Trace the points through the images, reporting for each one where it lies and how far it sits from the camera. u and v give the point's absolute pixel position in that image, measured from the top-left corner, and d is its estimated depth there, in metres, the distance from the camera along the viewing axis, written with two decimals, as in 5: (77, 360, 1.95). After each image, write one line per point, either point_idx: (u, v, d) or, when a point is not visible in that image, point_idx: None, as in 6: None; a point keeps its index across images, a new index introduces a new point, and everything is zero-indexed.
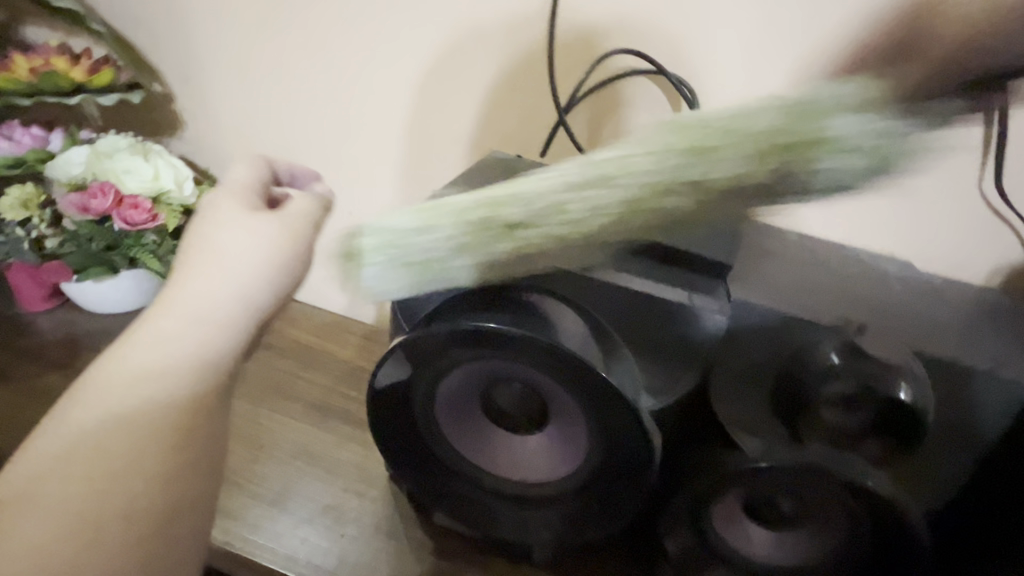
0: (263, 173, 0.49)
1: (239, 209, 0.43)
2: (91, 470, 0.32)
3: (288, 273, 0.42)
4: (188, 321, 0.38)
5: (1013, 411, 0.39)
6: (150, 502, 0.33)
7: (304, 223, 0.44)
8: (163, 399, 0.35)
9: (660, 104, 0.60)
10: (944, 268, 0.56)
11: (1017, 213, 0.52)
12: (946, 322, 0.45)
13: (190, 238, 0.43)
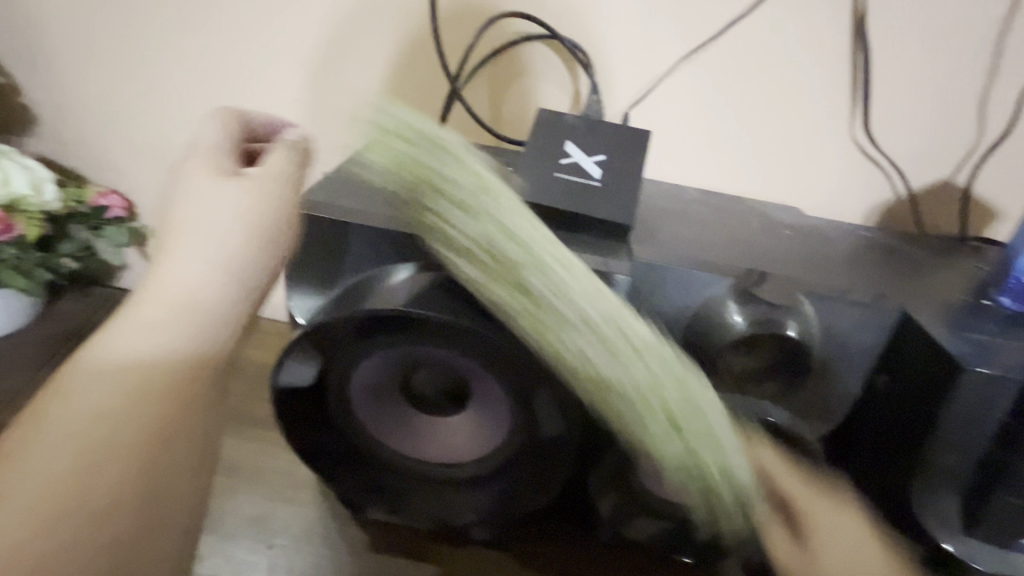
0: (229, 127, 0.45)
1: (205, 176, 0.40)
2: (65, 461, 0.28)
3: (278, 245, 0.40)
4: (175, 304, 0.34)
5: (882, 341, 0.41)
6: (134, 499, 0.29)
7: (276, 184, 0.41)
8: (163, 374, 0.32)
9: (559, 70, 0.58)
10: (826, 211, 0.60)
11: (885, 155, 0.56)
12: (827, 261, 0.48)
13: (162, 213, 0.40)
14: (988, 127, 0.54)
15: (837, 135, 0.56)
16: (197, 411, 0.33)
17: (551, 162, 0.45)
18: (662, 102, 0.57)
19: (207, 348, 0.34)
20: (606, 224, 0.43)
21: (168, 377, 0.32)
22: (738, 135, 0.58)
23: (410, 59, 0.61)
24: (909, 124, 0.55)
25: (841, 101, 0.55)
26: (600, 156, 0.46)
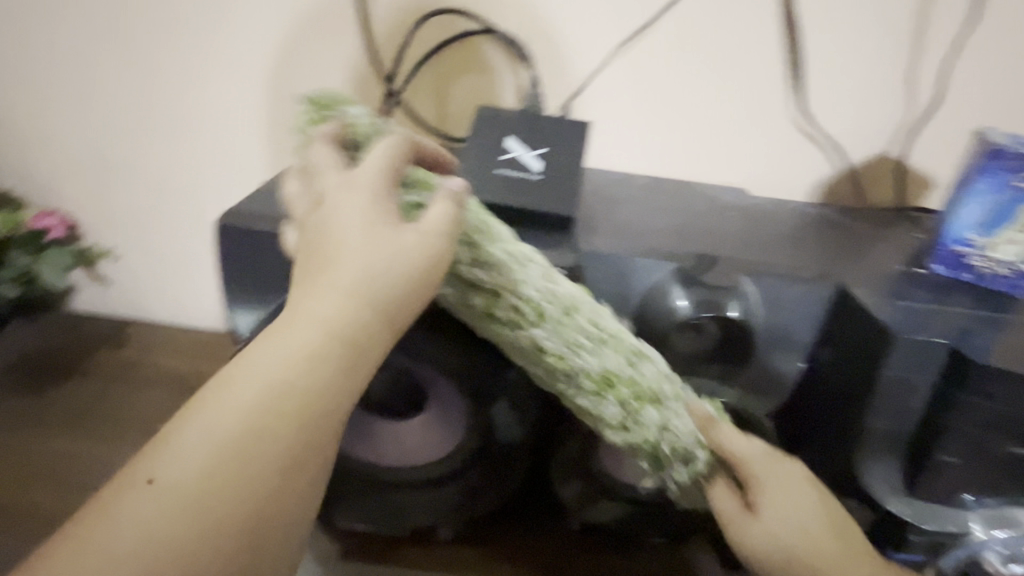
0: (396, 158, 0.35)
1: (362, 206, 0.33)
2: (214, 448, 0.28)
3: (409, 297, 0.32)
4: (361, 302, 0.31)
5: (818, 318, 0.42)
6: (219, 516, 0.27)
7: (437, 244, 0.33)
8: (317, 385, 0.29)
9: (498, 64, 0.58)
10: (772, 189, 0.61)
11: (821, 131, 0.58)
12: (770, 239, 0.49)
13: (327, 222, 0.33)
14: (919, 100, 0.55)
15: (775, 114, 0.57)
16: (327, 432, 0.30)
17: (492, 157, 0.45)
18: (606, 89, 0.57)
19: (351, 370, 0.30)
20: (548, 218, 0.43)
21: (320, 389, 0.29)
22: (681, 120, 0.58)
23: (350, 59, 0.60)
24: (844, 101, 0.56)
25: (777, 82, 0.56)
26: (542, 149, 0.46)
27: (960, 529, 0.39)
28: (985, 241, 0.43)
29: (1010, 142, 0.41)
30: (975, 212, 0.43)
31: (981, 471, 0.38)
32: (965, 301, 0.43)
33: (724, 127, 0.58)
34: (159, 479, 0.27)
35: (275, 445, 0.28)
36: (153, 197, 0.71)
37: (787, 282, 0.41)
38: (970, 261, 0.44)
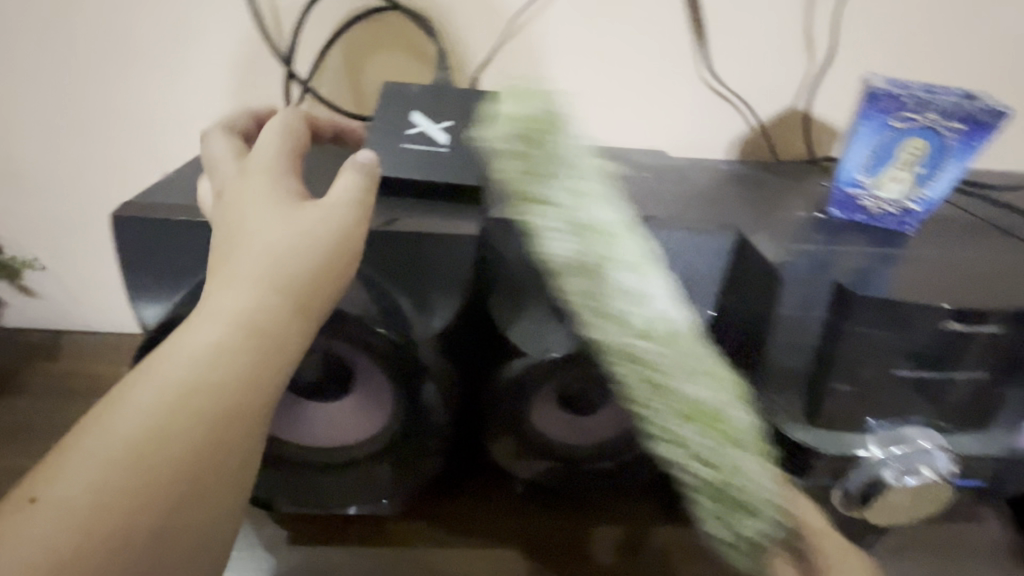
0: (292, 139, 0.39)
1: (264, 182, 0.35)
2: (112, 454, 0.26)
3: (315, 267, 0.33)
4: (266, 284, 0.32)
5: (718, 268, 0.45)
6: (129, 511, 0.26)
7: (349, 215, 0.35)
8: (226, 370, 0.29)
9: (408, 41, 0.57)
10: (689, 149, 0.63)
11: (731, 90, 0.59)
12: (682, 197, 0.51)
13: (232, 206, 0.34)
14: (817, 50, 0.57)
15: (686, 75, 0.59)
16: (242, 425, 0.29)
17: (397, 133, 0.45)
18: (516, 60, 0.58)
19: (265, 362, 0.30)
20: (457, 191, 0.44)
21: (231, 383, 0.29)
22: (596, 87, 0.59)
23: (251, 45, 0.57)
24: (748, 58, 0.58)
25: (683, 43, 0.57)
26: (447, 122, 0.46)
27: (865, 450, 0.42)
28: (872, 181, 0.45)
29: (886, 85, 0.42)
30: (861, 154, 0.45)
31: (876, 396, 0.41)
32: (858, 241, 0.46)
33: (639, 92, 0.60)
34: (46, 495, 0.25)
35: (189, 433, 0.28)
36: (68, 204, 0.67)
37: (689, 234, 0.43)
38: (861, 202, 0.46)
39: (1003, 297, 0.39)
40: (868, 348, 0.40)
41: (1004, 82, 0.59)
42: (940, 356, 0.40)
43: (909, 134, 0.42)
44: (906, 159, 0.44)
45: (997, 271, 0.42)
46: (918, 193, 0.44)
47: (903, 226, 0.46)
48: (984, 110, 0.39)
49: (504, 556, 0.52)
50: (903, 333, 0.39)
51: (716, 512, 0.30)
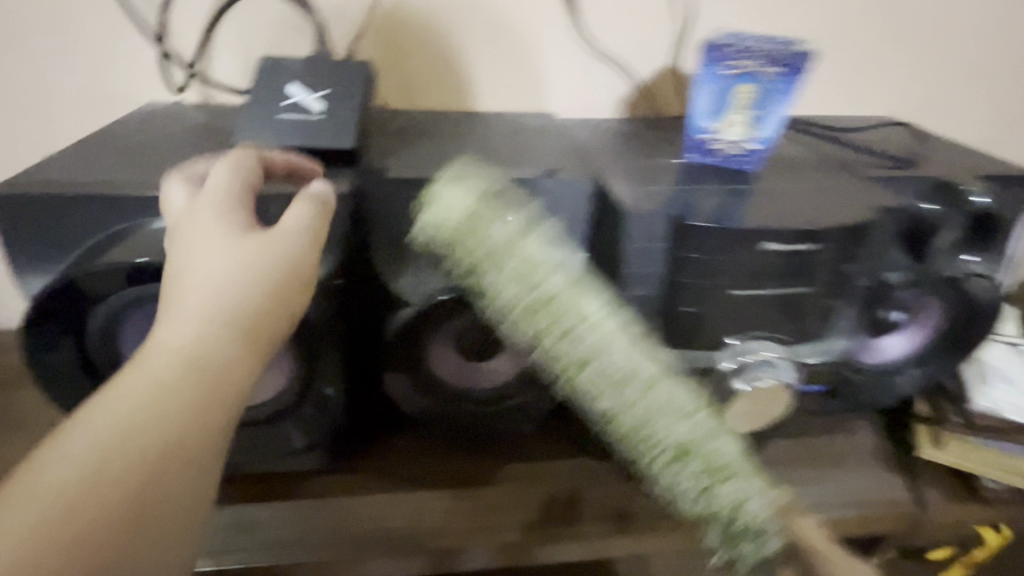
0: (246, 172, 0.40)
1: (212, 217, 0.36)
2: (59, 487, 0.27)
3: (269, 298, 0.35)
4: (215, 317, 0.34)
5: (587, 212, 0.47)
6: (67, 545, 0.26)
7: (302, 242, 0.38)
8: (177, 401, 0.31)
9: (290, 17, 0.58)
10: (580, 111, 0.66)
11: (610, 51, 0.63)
12: (558, 150, 0.56)
13: (178, 238, 0.37)
14: (679, 13, 0.62)
15: (565, 40, 0.62)
16: (187, 463, 0.30)
17: (272, 105, 0.48)
18: (400, 32, 0.60)
19: (213, 398, 0.32)
20: (335, 154, 0.46)
21: (176, 421, 0.30)
22: (483, 56, 0.62)
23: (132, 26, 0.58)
24: (620, 20, 0.62)
25: (558, 12, 0.60)
26: (323, 92, 0.48)
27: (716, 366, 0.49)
28: (716, 125, 0.50)
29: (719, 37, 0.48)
30: (705, 99, 0.49)
31: (718, 313, 0.47)
32: (713, 179, 0.50)
33: (525, 58, 0.62)
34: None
35: (137, 463, 0.29)
36: None
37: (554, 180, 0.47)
38: (712, 146, 0.51)
39: (818, 221, 0.45)
40: (698, 268, 0.46)
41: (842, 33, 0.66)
42: (786, 275, 0.46)
43: (739, 80, 0.47)
44: (740, 104, 0.49)
45: (827, 200, 0.48)
46: (755, 134, 0.49)
47: (750, 165, 0.50)
48: (794, 55, 0.45)
49: (413, 494, 0.56)
50: (726, 255, 0.45)
51: (723, 525, 0.44)
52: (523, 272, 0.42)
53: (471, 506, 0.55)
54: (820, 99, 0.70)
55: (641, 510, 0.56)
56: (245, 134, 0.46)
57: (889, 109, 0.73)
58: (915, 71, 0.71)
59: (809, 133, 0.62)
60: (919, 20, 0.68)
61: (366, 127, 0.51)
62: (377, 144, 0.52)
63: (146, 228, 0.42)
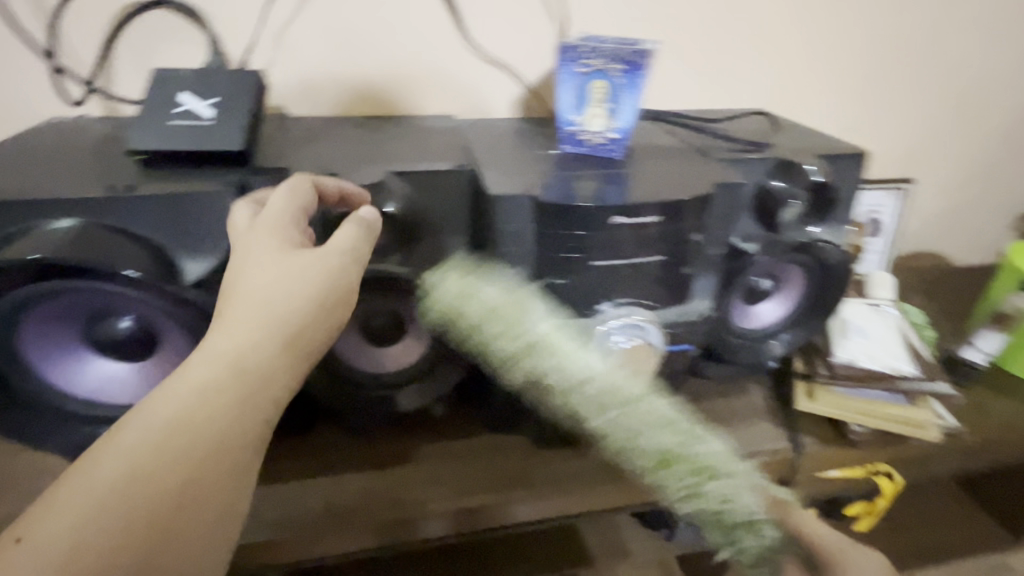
0: (305, 199, 0.46)
1: (270, 241, 0.42)
2: (119, 473, 0.32)
3: (314, 314, 0.40)
4: (263, 326, 0.38)
5: (468, 204, 0.54)
6: (127, 520, 0.31)
7: (345, 265, 0.42)
8: (224, 401, 0.35)
9: (189, 34, 0.61)
10: (476, 112, 0.73)
11: (496, 57, 0.69)
12: (447, 147, 0.60)
13: (239, 258, 0.41)
14: (555, 21, 0.69)
15: (456, 48, 0.68)
16: (227, 467, 0.34)
17: (164, 113, 0.52)
18: (297, 44, 0.64)
19: (252, 407, 0.36)
20: (227, 155, 0.51)
21: (220, 428, 0.35)
22: (379, 66, 0.67)
23: (26, 44, 0.59)
24: (505, 29, 0.68)
25: (445, 23, 0.66)
26: (213, 99, 0.53)
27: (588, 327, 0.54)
28: (581, 119, 0.57)
29: (574, 40, 0.56)
30: (570, 96, 0.57)
31: (589, 283, 0.53)
32: (579, 166, 0.57)
33: (418, 67, 0.68)
34: (30, 535, 0.29)
35: (186, 454, 0.33)
36: None
37: (431, 173, 0.54)
38: (581, 137, 0.58)
39: (663, 195, 0.52)
40: (557, 241, 0.51)
41: (700, 38, 0.75)
42: (651, 243, 0.53)
43: (592, 76, 0.56)
44: (598, 98, 0.56)
45: (681, 178, 0.55)
46: (614, 124, 0.57)
47: (614, 152, 0.58)
48: (632, 53, 0.54)
49: (329, 480, 0.60)
50: (575, 227, 0.50)
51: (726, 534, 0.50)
52: (539, 245, 0.52)
53: (397, 479, 0.60)
54: (691, 95, 0.79)
55: (547, 473, 0.62)
56: (138, 139, 0.51)
57: (755, 102, 0.82)
58: (775, 68, 0.80)
59: (683, 125, 0.69)
60: (773, 23, 0.77)
61: (257, 131, 0.55)
62: (269, 148, 0.57)
63: (46, 228, 0.45)
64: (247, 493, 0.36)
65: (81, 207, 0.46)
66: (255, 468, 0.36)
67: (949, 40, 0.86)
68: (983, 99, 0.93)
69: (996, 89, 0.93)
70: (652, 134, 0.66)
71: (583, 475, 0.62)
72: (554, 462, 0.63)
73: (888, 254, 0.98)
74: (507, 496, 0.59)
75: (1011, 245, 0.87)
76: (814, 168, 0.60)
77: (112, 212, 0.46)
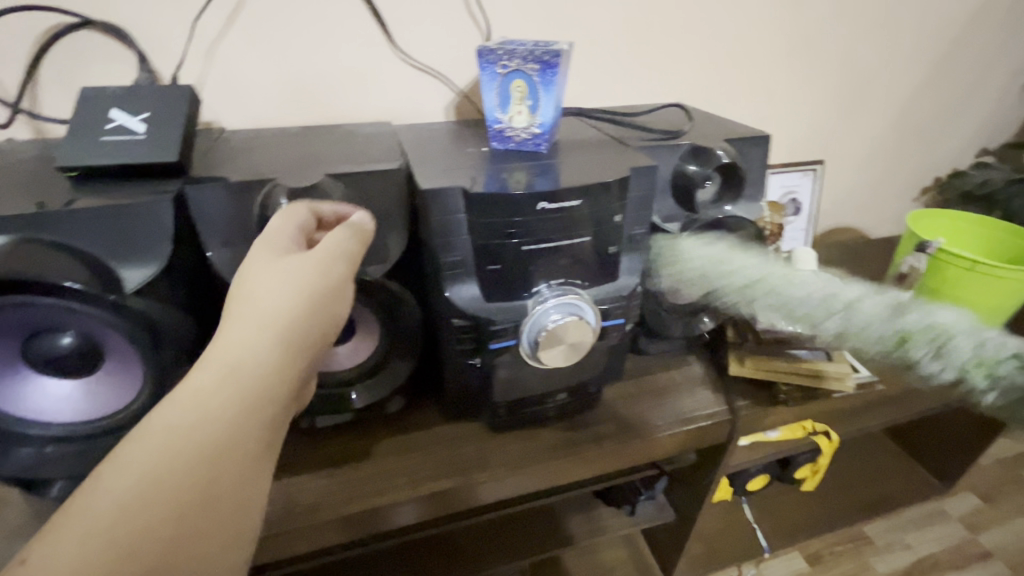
0: (302, 219, 0.47)
1: (270, 255, 0.43)
2: (130, 485, 0.31)
3: (314, 312, 0.41)
4: (262, 332, 0.38)
5: (403, 202, 0.57)
6: (142, 528, 0.31)
7: (333, 261, 0.43)
8: (230, 404, 0.35)
9: (117, 53, 0.62)
10: (409, 117, 0.76)
11: (424, 63, 0.73)
12: (381, 148, 0.63)
13: (241, 278, 0.42)
14: (479, 29, 0.73)
15: (386, 55, 0.71)
16: (236, 470, 0.35)
17: (96, 129, 0.53)
18: (229, 59, 0.65)
19: (257, 407, 0.36)
20: (163, 167, 0.53)
21: (223, 432, 0.35)
22: (312, 78, 0.69)
23: None
24: (430, 37, 0.72)
25: (373, 33, 0.69)
26: (144, 115, 0.54)
27: (528, 304, 0.58)
28: (507, 116, 0.62)
29: (491, 44, 0.61)
30: (494, 97, 0.62)
31: (521, 268, 0.56)
32: (507, 159, 0.61)
33: (351, 75, 0.71)
34: (32, 558, 0.28)
35: (195, 461, 0.33)
36: None
37: (368, 172, 0.56)
38: (508, 134, 0.63)
39: (581, 182, 0.56)
40: (494, 227, 0.54)
41: (619, 39, 0.81)
42: (570, 227, 0.56)
43: (512, 76, 0.60)
44: (519, 97, 0.61)
45: (602, 166, 0.60)
46: (536, 120, 0.61)
47: (539, 146, 0.62)
48: (545, 53, 0.58)
49: (295, 478, 0.61)
50: (507, 213, 0.54)
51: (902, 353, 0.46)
52: (474, 233, 0.54)
53: (361, 476, 0.62)
54: (613, 90, 0.85)
55: (501, 455, 0.65)
56: (68, 156, 0.51)
57: (674, 95, 0.89)
58: (690, 63, 0.87)
59: (607, 119, 0.74)
60: (685, 21, 0.83)
61: (193, 144, 0.57)
62: (202, 159, 0.58)
63: None
64: (258, 494, 0.36)
65: (12, 224, 0.45)
66: (263, 465, 0.37)
67: (849, 31, 0.94)
68: (882, 83, 1.03)
69: (892, 73, 1.02)
70: (579, 129, 0.71)
71: (538, 452, 0.66)
72: (509, 442, 0.67)
73: (809, 230, 1.07)
74: (473, 478, 0.62)
75: (910, 215, 0.97)
76: (726, 153, 0.65)
77: (46, 229, 0.46)
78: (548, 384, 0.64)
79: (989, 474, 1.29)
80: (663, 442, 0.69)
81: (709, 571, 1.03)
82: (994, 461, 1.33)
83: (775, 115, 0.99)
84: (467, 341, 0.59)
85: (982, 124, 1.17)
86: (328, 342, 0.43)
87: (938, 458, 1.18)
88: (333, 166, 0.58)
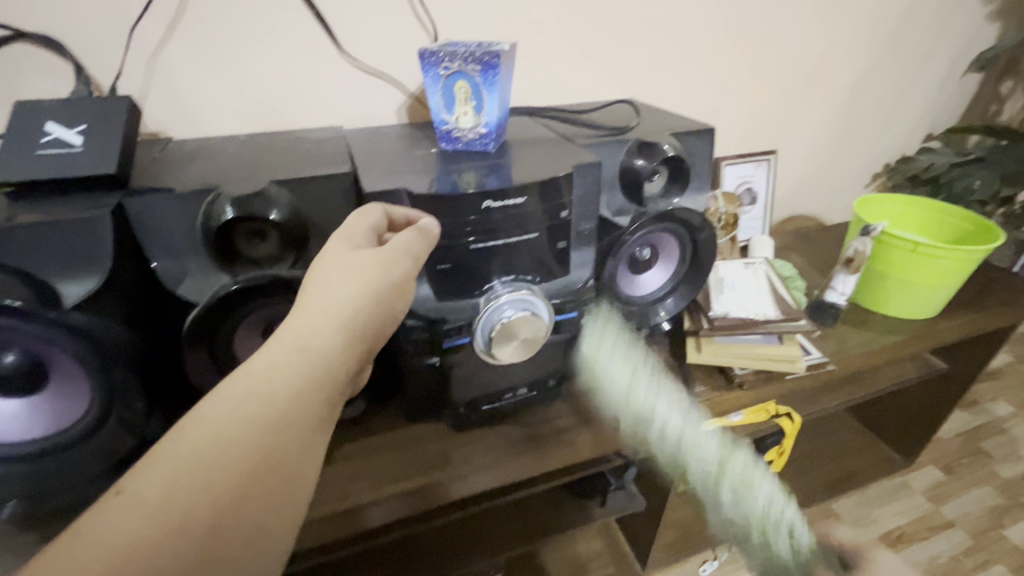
0: (375, 217, 0.49)
1: (344, 248, 0.45)
2: (207, 438, 0.34)
3: (375, 305, 0.43)
4: (332, 319, 0.41)
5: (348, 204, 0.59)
6: (215, 478, 0.33)
7: (399, 260, 0.46)
8: (295, 378, 0.38)
9: (53, 65, 0.61)
10: (360, 121, 0.76)
11: (373, 67, 0.73)
12: (328, 152, 0.63)
13: (319, 266, 0.44)
14: (426, 31, 0.74)
15: (334, 59, 0.71)
16: (298, 438, 0.37)
17: (30, 143, 0.52)
18: (172, 68, 0.65)
19: (319, 384, 0.39)
20: (100, 179, 0.52)
21: (291, 399, 0.37)
22: (259, 85, 0.69)
23: None
24: (379, 41, 0.72)
25: (319, 39, 0.69)
26: (81, 127, 0.54)
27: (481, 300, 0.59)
28: (452, 118, 0.63)
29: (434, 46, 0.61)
30: (439, 98, 0.63)
31: (472, 267, 0.57)
32: (456, 159, 0.62)
33: (299, 79, 0.71)
34: (125, 492, 0.32)
35: (263, 424, 0.36)
36: None
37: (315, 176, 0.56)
38: (455, 134, 0.64)
39: (528, 180, 0.57)
40: (444, 228, 0.55)
41: (568, 38, 0.83)
42: (520, 224, 0.57)
43: (455, 78, 0.61)
44: (464, 99, 0.62)
45: (549, 163, 0.61)
46: (482, 120, 0.62)
47: (487, 146, 0.63)
48: (485, 54, 0.59)
49: None
50: (456, 214, 0.54)
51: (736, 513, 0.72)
52: None
53: (324, 481, 0.62)
54: (565, 89, 0.86)
55: (466, 451, 0.66)
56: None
57: (625, 92, 0.91)
58: (640, 60, 0.89)
59: (557, 118, 0.76)
60: (632, 20, 0.85)
61: (133, 155, 0.57)
62: (142, 167, 0.58)
63: None
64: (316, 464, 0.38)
65: None
66: (319, 438, 0.39)
67: (792, 24, 0.98)
68: (827, 74, 1.06)
69: (837, 63, 1.06)
70: (529, 128, 0.72)
71: (503, 447, 0.67)
72: (473, 438, 0.68)
73: (765, 219, 1.09)
74: (438, 477, 0.63)
75: (858, 200, 1.01)
76: (671, 146, 0.66)
77: None
78: (508, 379, 0.65)
79: (948, 448, 1.34)
80: (627, 431, 0.70)
81: (683, 557, 1.05)
82: (955, 434, 1.37)
83: (726, 108, 1.01)
84: (423, 342, 0.59)
85: (925, 110, 1.22)
86: (384, 336, 0.46)
87: (898, 433, 1.23)
88: (279, 171, 0.58)
